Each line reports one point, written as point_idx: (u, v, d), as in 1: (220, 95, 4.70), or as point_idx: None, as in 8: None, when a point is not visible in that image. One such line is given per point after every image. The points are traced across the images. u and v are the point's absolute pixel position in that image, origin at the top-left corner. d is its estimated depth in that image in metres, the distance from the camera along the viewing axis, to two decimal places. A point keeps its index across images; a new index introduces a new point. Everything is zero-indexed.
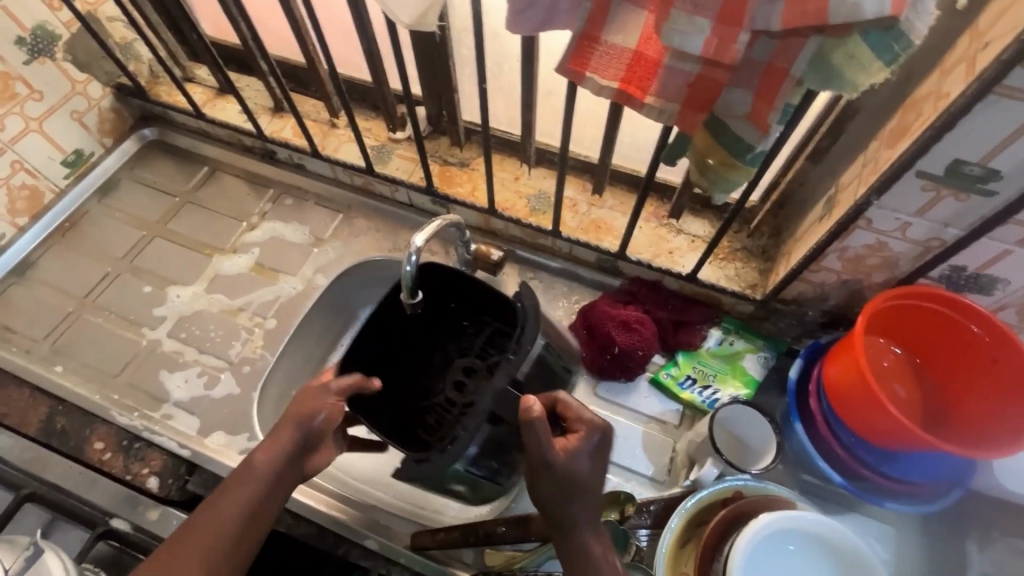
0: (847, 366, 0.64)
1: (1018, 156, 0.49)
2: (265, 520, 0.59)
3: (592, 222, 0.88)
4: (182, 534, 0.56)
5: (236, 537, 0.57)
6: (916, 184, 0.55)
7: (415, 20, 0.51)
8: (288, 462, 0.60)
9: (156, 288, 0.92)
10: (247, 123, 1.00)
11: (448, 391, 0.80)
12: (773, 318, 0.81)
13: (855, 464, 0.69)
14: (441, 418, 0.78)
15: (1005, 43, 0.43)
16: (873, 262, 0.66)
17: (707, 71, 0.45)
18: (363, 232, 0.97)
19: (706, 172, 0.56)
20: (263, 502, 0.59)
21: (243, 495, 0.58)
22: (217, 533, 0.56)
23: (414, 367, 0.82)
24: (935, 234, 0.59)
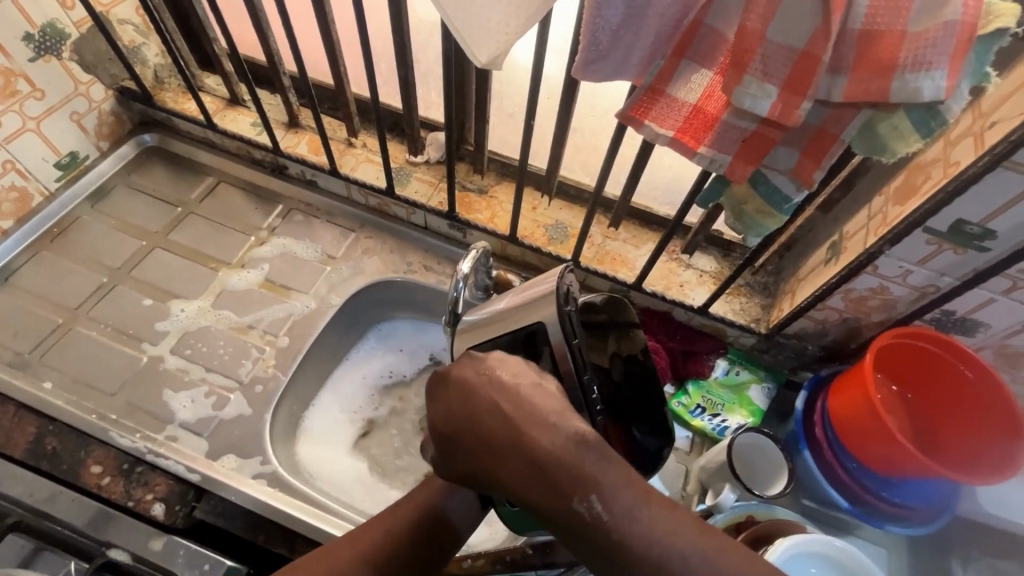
0: (855, 398, 0.70)
1: (1014, 219, 0.55)
2: (440, 543, 0.60)
3: (607, 254, 0.92)
4: (366, 526, 0.59)
5: (414, 548, 0.58)
6: (922, 238, 0.61)
7: (491, 60, 0.52)
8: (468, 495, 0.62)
9: (157, 302, 0.88)
10: (260, 135, 0.98)
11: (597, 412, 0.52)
12: (773, 350, 0.87)
13: (859, 490, 0.73)
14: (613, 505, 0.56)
15: (1012, 126, 0.49)
16: (873, 304, 0.73)
17: (763, 129, 0.51)
18: (375, 252, 0.97)
19: (742, 216, 0.61)
20: (436, 520, 0.60)
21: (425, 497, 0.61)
22: (398, 535, 0.58)
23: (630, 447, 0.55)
24: (931, 282, 0.66)
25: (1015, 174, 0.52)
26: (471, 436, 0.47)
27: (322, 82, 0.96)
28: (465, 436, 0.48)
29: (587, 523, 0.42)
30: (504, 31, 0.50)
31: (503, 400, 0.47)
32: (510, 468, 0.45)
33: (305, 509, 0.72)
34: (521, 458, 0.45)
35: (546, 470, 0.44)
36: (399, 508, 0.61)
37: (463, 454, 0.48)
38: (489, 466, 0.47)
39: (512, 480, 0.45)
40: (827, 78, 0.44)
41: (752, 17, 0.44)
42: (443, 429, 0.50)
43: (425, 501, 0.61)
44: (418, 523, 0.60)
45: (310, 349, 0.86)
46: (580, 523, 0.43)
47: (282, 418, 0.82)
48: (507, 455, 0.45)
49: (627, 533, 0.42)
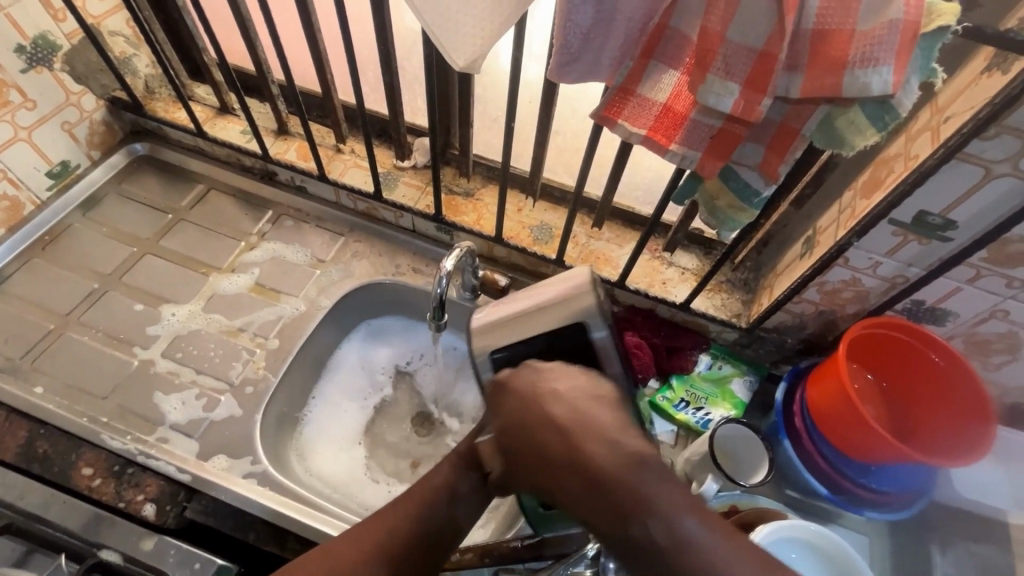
0: (831, 388, 0.71)
1: (972, 209, 0.58)
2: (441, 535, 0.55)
3: (591, 253, 0.94)
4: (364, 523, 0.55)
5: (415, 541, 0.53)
6: (888, 230, 0.64)
7: (468, 63, 0.54)
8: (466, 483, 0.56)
9: (148, 306, 0.89)
10: (250, 143, 1.00)
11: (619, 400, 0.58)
12: (755, 345, 0.89)
13: (839, 479, 0.75)
14: None
15: (964, 119, 0.52)
16: (847, 296, 0.75)
17: (729, 126, 0.53)
18: (365, 256, 0.99)
19: (714, 212, 0.63)
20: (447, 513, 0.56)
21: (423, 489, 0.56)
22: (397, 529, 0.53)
23: None
24: (900, 272, 0.68)
25: (970, 165, 0.55)
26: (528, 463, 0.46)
27: (309, 90, 0.98)
28: (523, 453, 0.46)
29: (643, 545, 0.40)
30: (481, 36, 0.52)
31: (553, 409, 0.46)
32: (565, 489, 0.43)
33: (296, 507, 0.73)
34: (575, 476, 0.43)
35: (600, 488, 0.42)
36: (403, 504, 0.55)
37: (521, 470, 0.47)
38: (547, 483, 0.44)
39: (568, 500, 0.43)
40: (784, 75, 0.47)
41: (712, 19, 0.46)
42: (501, 442, 0.48)
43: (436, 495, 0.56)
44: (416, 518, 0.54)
45: (301, 350, 0.88)
46: (639, 549, 0.40)
47: (273, 419, 0.83)
48: (564, 471, 0.43)
49: (687, 563, 0.39)
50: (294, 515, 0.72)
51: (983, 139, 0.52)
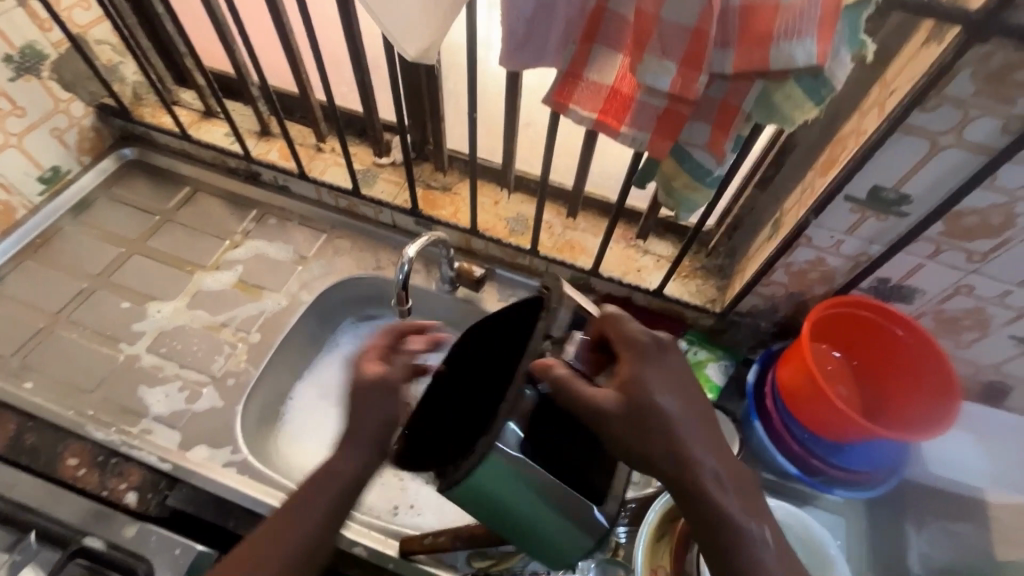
0: (799, 368, 0.72)
1: (923, 182, 0.58)
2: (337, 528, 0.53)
3: (567, 243, 0.95)
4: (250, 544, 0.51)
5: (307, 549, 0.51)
6: (846, 207, 0.64)
7: (420, 53, 0.56)
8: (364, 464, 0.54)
9: (135, 304, 0.91)
10: (233, 144, 1.03)
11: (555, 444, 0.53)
12: (732, 330, 0.89)
13: (811, 459, 0.75)
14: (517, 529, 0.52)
15: (906, 92, 0.52)
16: (814, 276, 0.75)
17: (674, 105, 0.54)
18: (346, 252, 1.01)
19: (672, 193, 0.64)
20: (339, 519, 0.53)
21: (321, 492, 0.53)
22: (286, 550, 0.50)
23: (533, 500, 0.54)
24: (863, 250, 0.69)
25: (917, 139, 0.55)
26: (630, 418, 0.49)
27: (288, 91, 1.01)
28: (652, 422, 0.49)
29: (713, 523, 0.49)
30: (430, 26, 0.54)
31: (672, 390, 0.51)
32: (661, 459, 0.49)
33: (273, 494, 0.74)
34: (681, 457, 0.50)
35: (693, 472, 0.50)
36: (290, 516, 0.52)
37: (652, 436, 0.49)
38: (667, 456, 0.49)
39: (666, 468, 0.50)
40: (717, 52, 0.48)
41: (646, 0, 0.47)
42: (631, 404, 0.50)
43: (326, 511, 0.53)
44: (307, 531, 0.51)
45: (281, 343, 0.90)
46: (707, 524, 0.49)
47: (255, 410, 0.85)
48: (687, 444, 0.50)
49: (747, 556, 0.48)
50: (270, 502, 0.74)
51: (925, 111, 0.53)
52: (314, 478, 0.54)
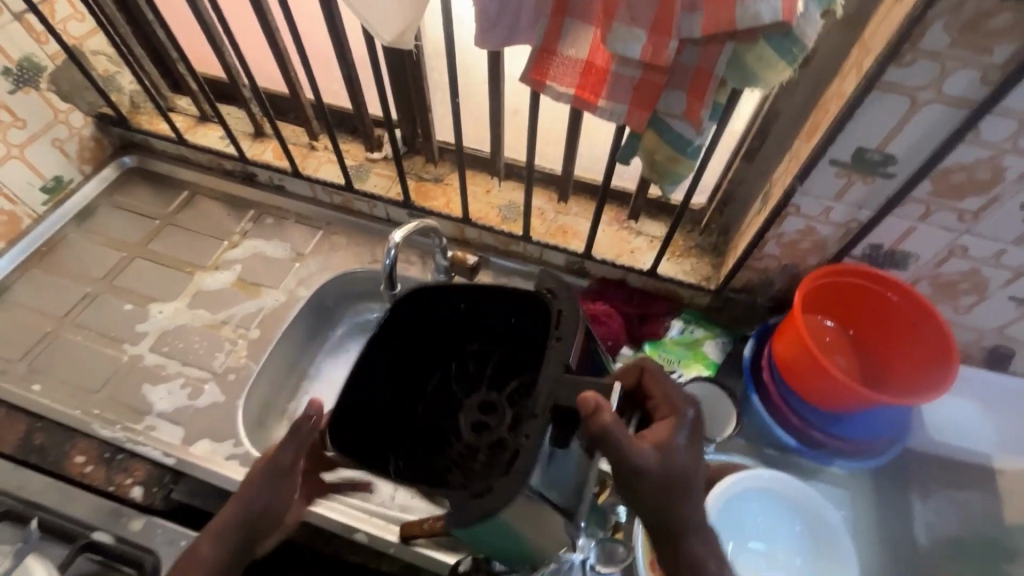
0: (791, 338, 0.71)
1: (906, 141, 0.58)
2: None
3: (559, 228, 0.95)
4: None
5: None
6: (831, 172, 0.64)
7: (395, 37, 0.57)
8: (230, 546, 0.58)
9: (137, 306, 0.93)
10: (228, 147, 1.05)
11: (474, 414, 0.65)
12: (728, 307, 0.89)
13: (811, 431, 0.73)
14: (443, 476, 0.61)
15: (881, 47, 0.52)
16: (806, 246, 0.74)
17: (648, 74, 0.54)
18: (342, 247, 1.02)
19: (655, 166, 0.63)
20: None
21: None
22: None
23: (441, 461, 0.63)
24: (852, 216, 0.68)
25: (896, 96, 0.55)
26: (661, 479, 0.48)
27: (280, 92, 1.02)
28: (674, 487, 0.49)
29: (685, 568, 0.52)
30: (403, 10, 0.55)
31: (691, 454, 0.51)
32: (670, 512, 0.50)
33: None
34: (680, 514, 0.50)
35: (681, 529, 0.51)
36: None
37: (665, 497, 0.49)
38: (672, 509, 0.50)
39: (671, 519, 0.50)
40: (685, 16, 0.48)
41: None
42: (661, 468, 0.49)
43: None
44: None
45: (280, 338, 0.91)
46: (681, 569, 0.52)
47: (257, 404, 0.86)
48: (688, 498, 0.51)
49: None
50: None
51: (901, 66, 0.52)
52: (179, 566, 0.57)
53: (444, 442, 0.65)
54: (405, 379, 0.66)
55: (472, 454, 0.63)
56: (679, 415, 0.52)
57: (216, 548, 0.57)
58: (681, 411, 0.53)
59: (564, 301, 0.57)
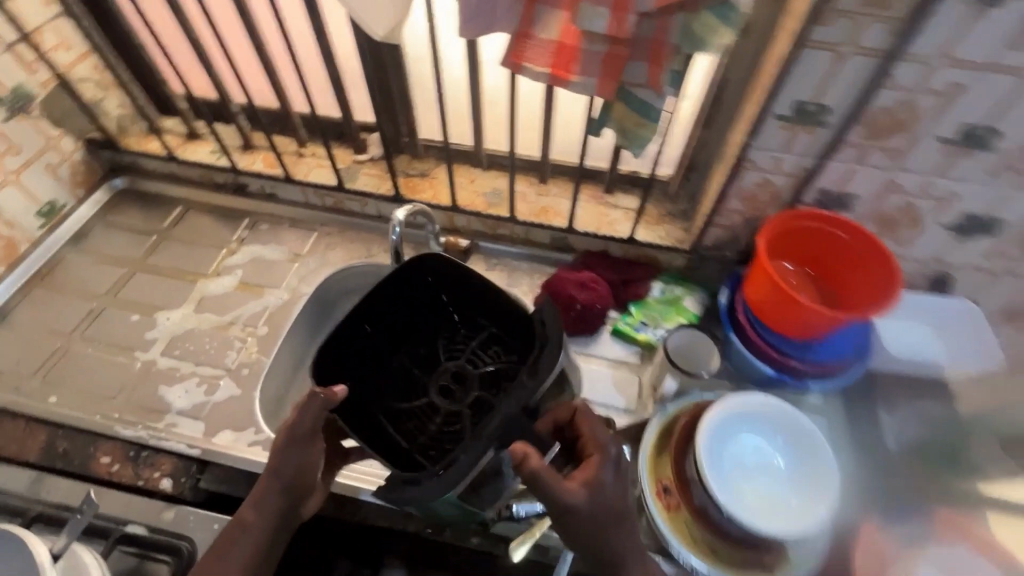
0: (761, 276, 0.79)
1: (837, 91, 0.67)
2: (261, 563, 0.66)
3: (541, 208, 1.03)
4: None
5: None
6: (778, 126, 0.73)
7: (387, 32, 0.64)
8: (277, 513, 0.67)
9: (144, 316, 0.96)
10: (219, 160, 1.09)
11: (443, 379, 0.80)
12: (703, 266, 0.97)
13: (787, 359, 0.81)
14: (401, 428, 0.76)
15: (807, 11, 0.61)
16: (764, 199, 0.83)
17: (613, 48, 0.62)
18: (338, 244, 1.07)
19: (625, 133, 0.71)
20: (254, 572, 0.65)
21: (243, 545, 0.65)
22: None
23: (402, 414, 0.78)
24: (801, 165, 0.77)
25: (824, 52, 0.64)
26: (585, 511, 0.57)
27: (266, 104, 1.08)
28: (596, 520, 0.57)
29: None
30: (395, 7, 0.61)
31: (613, 488, 0.59)
32: (595, 540, 0.58)
33: None
34: (608, 540, 0.58)
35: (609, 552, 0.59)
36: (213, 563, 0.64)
37: (589, 527, 0.57)
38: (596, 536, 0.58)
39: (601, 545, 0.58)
40: None
41: None
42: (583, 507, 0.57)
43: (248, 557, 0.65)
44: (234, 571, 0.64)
45: (288, 332, 0.95)
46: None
47: (272, 395, 0.90)
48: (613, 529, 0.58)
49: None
50: None
51: (824, 25, 0.61)
52: (226, 532, 0.65)
53: (417, 393, 0.80)
54: (393, 338, 0.82)
55: (432, 410, 0.77)
56: (604, 456, 0.61)
57: (260, 514, 0.66)
58: (606, 449, 0.61)
59: (554, 338, 0.65)
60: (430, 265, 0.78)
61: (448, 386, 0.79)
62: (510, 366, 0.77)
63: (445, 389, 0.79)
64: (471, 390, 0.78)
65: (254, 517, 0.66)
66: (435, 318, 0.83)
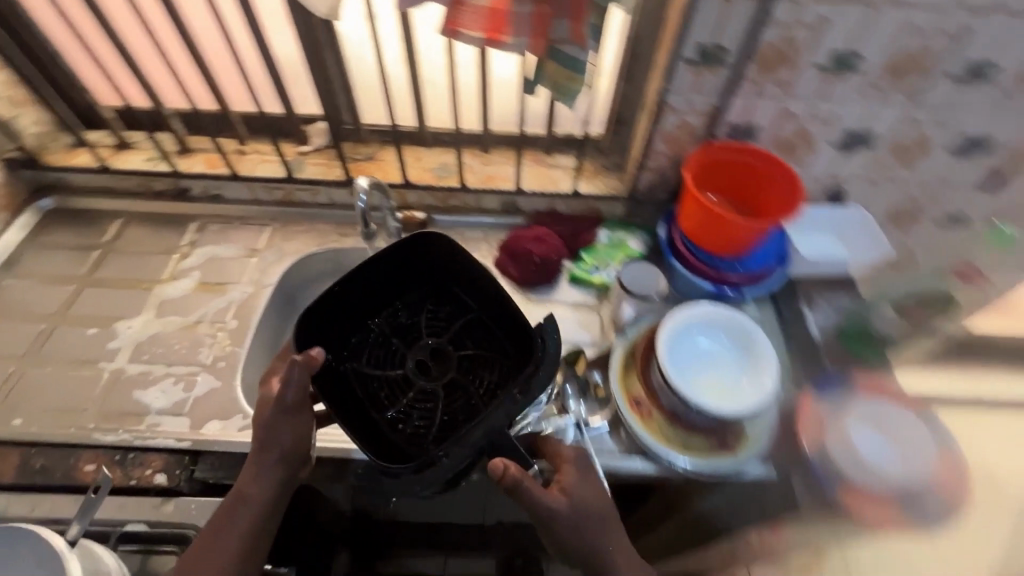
0: (690, 203, 0.90)
1: (731, 32, 0.78)
2: (263, 531, 0.70)
3: (488, 175, 1.09)
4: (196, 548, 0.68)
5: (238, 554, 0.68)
6: (688, 69, 0.83)
7: (330, 10, 0.68)
8: (274, 484, 0.70)
9: (102, 328, 0.94)
10: (156, 166, 1.07)
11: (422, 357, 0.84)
12: (640, 209, 1.07)
13: (722, 274, 0.92)
14: (371, 398, 0.81)
15: None
16: (685, 139, 0.94)
17: (539, 8, 0.70)
18: (294, 235, 1.09)
19: (558, 88, 0.79)
20: (253, 542, 0.69)
21: (244, 520, 0.68)
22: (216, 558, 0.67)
23: (374, 386, 0.82)
24: (711, 104, 0.88)
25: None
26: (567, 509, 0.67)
27: None
28: (578, 515, 0.68)
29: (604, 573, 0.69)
30: None
31: (589, 487, 0.70)
32: (582, 534, 0.68)
33: None
34: (592, 532, 0.68)
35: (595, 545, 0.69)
36: (216, 537, 0.68)
37: (574, 522, 0.67)
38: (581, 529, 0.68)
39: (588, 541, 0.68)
40: None
41: None
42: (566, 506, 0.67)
43: (245, 528, 0.68)
44: (234, 546, 0.67)
45: (258, 323, 0.96)
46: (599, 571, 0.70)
47: (252, 384, 0.91)
48: (596, 525, 0.69)
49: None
50: None
51: None
52: (229, 502, 0.69)
53: (392, 364, 0.84)
54: (378, 306, 0.86)
55: (407, 383, 0.82)
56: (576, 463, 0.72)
57: (257, 488, 0.69)
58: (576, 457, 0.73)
59: (549, 359, 0.69)
60: (427, 243, 0.84)
61: (424, 361, 0.84)
62: (494, 364, 0.82)
63: (421, 363, 0.84)
64: (447, 371, 0.82)
65: (253, 490, 0.69)
66: (420, 296, 0.89)
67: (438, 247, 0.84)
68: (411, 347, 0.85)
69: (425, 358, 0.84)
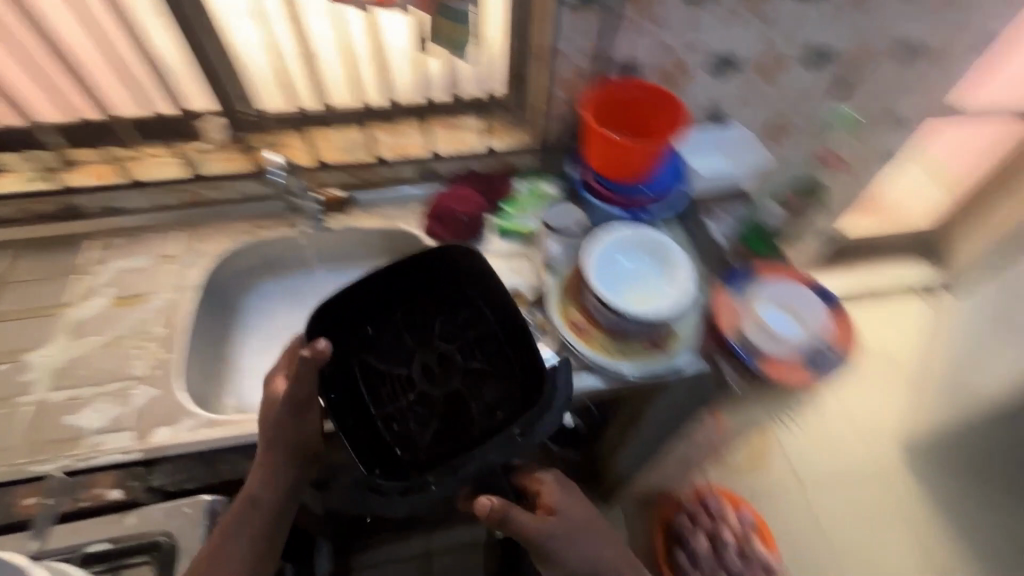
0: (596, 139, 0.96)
1: None
2: (274, 529, 0.76)
3: (401, 145, 1.11)
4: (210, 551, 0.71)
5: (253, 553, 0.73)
6: (569, 13, 0.89)
7: None
8: (286, 484, 0.76)
9: (11, 362, 0.87)
10: (39, 185, 1.00)
11: (432, 360, 0.79)
12: (552, 156, 1.13)
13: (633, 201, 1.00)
14: (369, 398, 0.77)
15: None
16: (579, 81, 1.01)
17: None
18: (210, 235, 1.05)
19: None
20: (268, 537, 0.75)
21: (258, 520, 0.74)
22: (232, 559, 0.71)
23: (372, 391, 0.77)
24: (597, 44, 0.95)
25: None
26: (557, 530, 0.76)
27: None
28: (566, 531, 0.77)
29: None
30: None
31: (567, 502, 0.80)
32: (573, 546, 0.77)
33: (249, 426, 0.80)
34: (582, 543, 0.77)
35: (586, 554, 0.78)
36: (230, 539, 0.72)
37: (563, 535, 0.76)
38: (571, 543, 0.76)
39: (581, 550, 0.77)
40: None
41: None
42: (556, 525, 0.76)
43: (259, 527, 0.74)
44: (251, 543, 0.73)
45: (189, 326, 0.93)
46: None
47: None
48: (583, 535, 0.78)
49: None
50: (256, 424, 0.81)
51: None
52: (240, 505, 0.74)
53: (402, 361, 0.79)
54: (391, 302, 0.81)
55: (409, 384, 0.77)
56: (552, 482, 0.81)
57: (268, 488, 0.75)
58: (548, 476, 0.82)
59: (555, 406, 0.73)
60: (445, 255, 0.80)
61: (428, 364, 0.79)
62: (507, 387, 0.76)
63: (427, 364, 0.78)
64: (451, 381, 0.77)
65: (266, 492, 0.74)
66: (435, 299, 0.82)
67: (452, 256, 0.81)
68: (421, 349, 0.79)
69: (434, 361, 0.79)
